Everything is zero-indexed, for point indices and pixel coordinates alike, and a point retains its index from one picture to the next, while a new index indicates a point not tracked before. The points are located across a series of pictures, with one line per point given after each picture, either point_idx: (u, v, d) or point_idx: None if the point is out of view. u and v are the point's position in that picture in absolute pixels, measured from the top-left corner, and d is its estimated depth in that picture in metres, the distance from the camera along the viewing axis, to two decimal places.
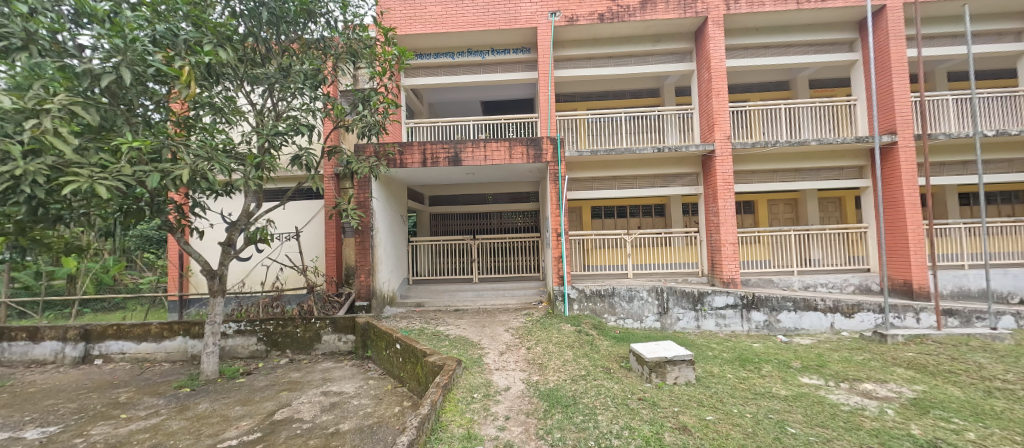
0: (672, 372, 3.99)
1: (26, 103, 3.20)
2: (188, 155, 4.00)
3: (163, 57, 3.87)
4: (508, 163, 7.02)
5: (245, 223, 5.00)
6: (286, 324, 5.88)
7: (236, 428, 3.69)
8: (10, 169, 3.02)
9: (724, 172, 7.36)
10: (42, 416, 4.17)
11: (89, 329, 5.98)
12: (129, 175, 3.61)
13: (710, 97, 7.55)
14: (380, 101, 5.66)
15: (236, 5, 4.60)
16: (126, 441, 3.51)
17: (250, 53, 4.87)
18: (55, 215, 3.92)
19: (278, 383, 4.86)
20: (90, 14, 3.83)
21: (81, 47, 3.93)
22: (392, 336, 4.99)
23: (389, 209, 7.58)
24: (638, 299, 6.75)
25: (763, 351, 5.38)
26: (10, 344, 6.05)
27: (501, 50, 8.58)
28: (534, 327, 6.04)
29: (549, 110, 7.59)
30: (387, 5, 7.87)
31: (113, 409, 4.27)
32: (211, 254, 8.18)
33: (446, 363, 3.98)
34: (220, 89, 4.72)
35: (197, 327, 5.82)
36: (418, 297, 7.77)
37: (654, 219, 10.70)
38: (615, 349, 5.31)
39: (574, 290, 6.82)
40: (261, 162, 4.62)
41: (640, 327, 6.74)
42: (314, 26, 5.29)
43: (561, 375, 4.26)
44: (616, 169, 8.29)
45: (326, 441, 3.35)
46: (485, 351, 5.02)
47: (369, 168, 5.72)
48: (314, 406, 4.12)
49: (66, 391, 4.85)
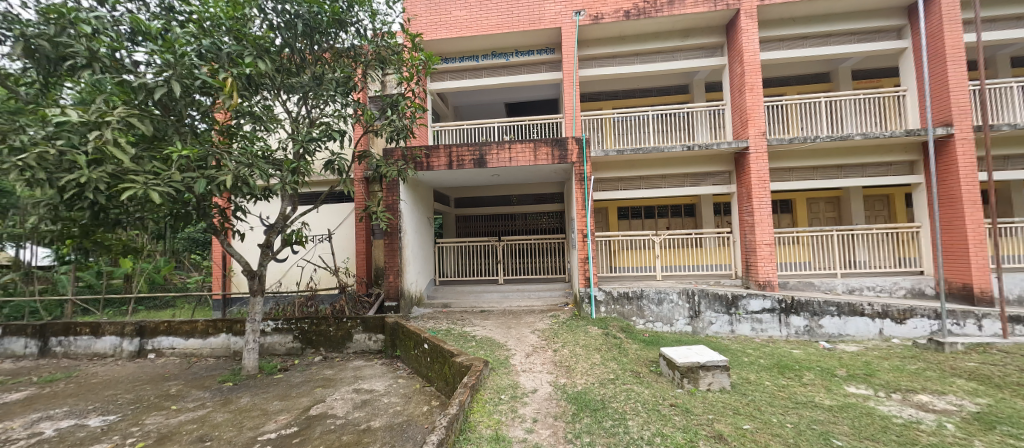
0: (706, 378, 3.84)
1: (91, 116, 3.51)
2: (231, 161, 4.22)
3: (209, 70, 4.12)
4: (533, 164, 7.00)
5: (282, 226, 5.21)
6: (320, 322, 6.10)
7: (275, 422, 3.85)
8: (77, 178, 3.30)
9: (759, 170, 7.05)
10: (104, 405, 4.51)
11: (143, 325, 6.41)
12: (179, 182, 3.86)
13: (743, 92, 7.26)
14: (408, 106, 5.80)
15: (273, 18, 4.82)
16: (175, 431, 3.74)
17: (287, 63, 5.08)
18: (114, 219, 4.22)
19: (313, 379, 5.04)
20: (144, 32, 4.14)
21: (137, 63, 4.20)
22: (420, 336, 5.08)
23: (416, 211, 7.73)
24: (668, 302, 6.57)
25: (804, 358, 5.10)
26: (76, 337, 6.58)
27: (526, 51, 8.58)
28: (560, 329, 5.99)
29: (574, 110, 7.52)
30: (414, 12, 8.07)
31: (165, 401, 4.56)
32: (251, 256, 8.60)
33: (473, 364, 4.00)
34: (259, 98, 4.97)
35: (239, 324, 6.13)
36: (445, 298, 7.88)
37: (684, 220, 10.40)
38: (644, 353, 5.17)
39: (601, 292, 6.72)
40: (297, 167, 4.82)
41: (670, 331, 6.56)
42: (345, 35, 5.45)
43: (590, 378, 4.20)
44: (643, 168, 8.09)
45: (359, 437, 3.44)
46: (512, 352, 5.02)
47: (398, 171, 5.86)
48: (347, 402, 4.25)
49: (124, 383, 5.22)
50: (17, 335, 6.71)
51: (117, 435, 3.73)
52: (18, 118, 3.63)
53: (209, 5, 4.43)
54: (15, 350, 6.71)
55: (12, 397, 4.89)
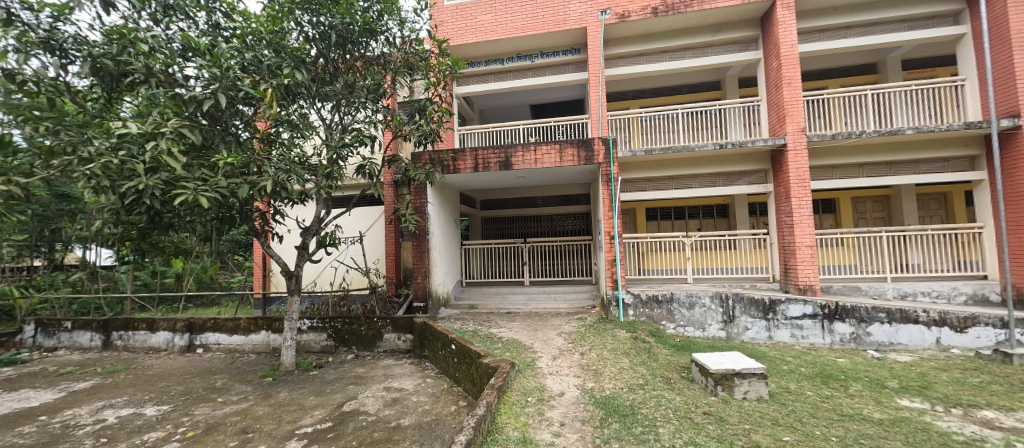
0: (742, 386, 3.68)
1: (148, 128, 3.81)
2: (271, 168, 4.44)
3: (251, 82, 4.37)
4: (559, 166, 6.96)
5: (317, 228, 5.43)
6: (352, 321, 6.31)
7: (311, 417, 4.01)
8: (136, 185, 3.59)
9: (799, 167, 6.69)
10: (158, 396, 4.85)
11: (192, 322, 6.85)
12: (225, 187, 4.11)
13: (779, 87, 6.93)
14: (435, 110, 5.92)
15: (308, 30, 5.04)
16: (221, 423, 3.96)
17: (322, 72, 5.29)
18: (167, 223, 4.54)
19: (345, 377, 5.22)
20: (194, 48, 4.45)
21: (188, 77, 4.50)
22: (448, 336, 5.15)
23: (443, 214, 7.86)
24: (700, 307, 6.34)
25: (850, 368, 4.79)
26: (134, 332, 7.11)
27: (551, 53, 8.56)
28: (587, 331, 5.91)
29: (600, 110, 7.41)
30: (441, 19, 8.24)
31: (211, 393, 4.84)
32: (289, 257, 9.02)
33: (500, 366, 4.02)
34: (296, 107, 5.19)
35: (277, 322, 6.43)
36: (471, 300, 7.95)
37: (716, 220, 10.03)
38: (675, 358, 5.02)
39: (629, 296, 6.58)
40: (331, 172, 5.01)
41: (703, 336, 6.33)
42: (375, 44, 5.61)
43: (618, 383, 4.12)
44: (673, 168, 7.86)
45: (389, 435, 3.53)
46: (539, 354, 5.01)
47: (426, 175, 5.99)
48: (377, 400, 4.37)
49: (175, 376, 5.59)
50: (84, 329, 7.33)
51: (170, 424, 4.00)
52: (86, 130, 4.00)
53: (251, 20, 4.69)
54: (83, 342, 7.34)
55: (80, 386, 5.35)
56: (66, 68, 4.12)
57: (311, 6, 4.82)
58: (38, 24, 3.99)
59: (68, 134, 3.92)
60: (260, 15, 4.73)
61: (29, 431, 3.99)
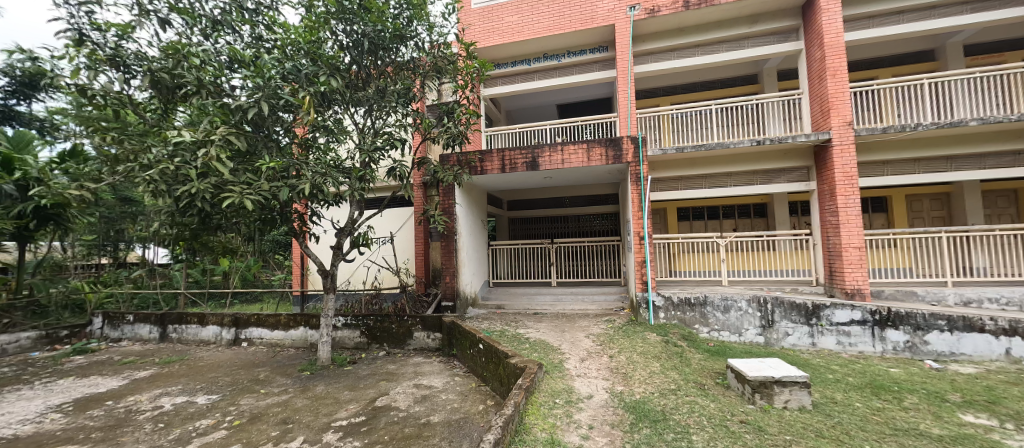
0: (782, 395, 3.49)
1: (200, 136, 4.09)
2: (308, 171, 4.65)
3: (291, 90, 4.60)
4: (586, 165, 6.87)
5: (351, 229, 5.63)
6: (383, 319, 6.51)
7: (345, 410, 4.17)
8: (189, 189, 3.88)
9: (846, 163, 6.28)
10: (208, 385, 5.20)
11: (238, 317, 7.28)
12: (267, 190, 4.34)
13: (823, 78, 6.53)
14: (463, 113, 5.99)
15: (343, 38, 5.24)
16: (264, 413, 4.19)
17: (355, 79, 5.49)
18: (216, 224, 4.86)
19: (377, 373, 5.39)
20: (240, 60, 4.74)
21: (234, 87, 4.79)
22: (475, 336, 5.21)
23: (471, 214, 7.96)
24: (736, 310, 6.08)
25: (904, 379, 4.45)
26: (187, 326, 7.65)
27: (578, 51, 8.48)
28: (616, 334, 5.80)
29: (629, 108, 7.25)
30: (468, 22, 8.35)
31: (255, 385, 5.13)
32: (325, 256, 9.42)
33: (528, 366, 4.02)
34: (332, 113, 5.40)
35: (314, 319, 6.73)
36: (498, 300, 7.99)
37: (753, 220, 9.60)
38: (709, 363, 4.84)
39: (660, 298, 6.41)
40: (364, 174, 5.19)
41: (739, 341, 6.07)
42: (405, 49, 5.74)
43: (648, 387, 4.02)
44: (706, 167, 7.59)
45: (419, 431, 3.61)
46: (567, 356, 4.96)
47: (454, 176, 6.08)
48: (408, 396, 4.48)
49: (224, 367, 5.97)
50: (144, 322, 7.96)
51: (219, 413, 4.27)
52: (146, 139, 4.35)
53: (291, 32, 4.94)
54: (143, 334, 7.98)
55: (141, 374, 5.81)
56: (129, 82, 4.49)
57: (345, 16, 5.02)
58: (106, 43, 4.39)
59: (132, 143, 4.28)
60: (298, 26, 4.97)
61: (98, 414, 4.38)
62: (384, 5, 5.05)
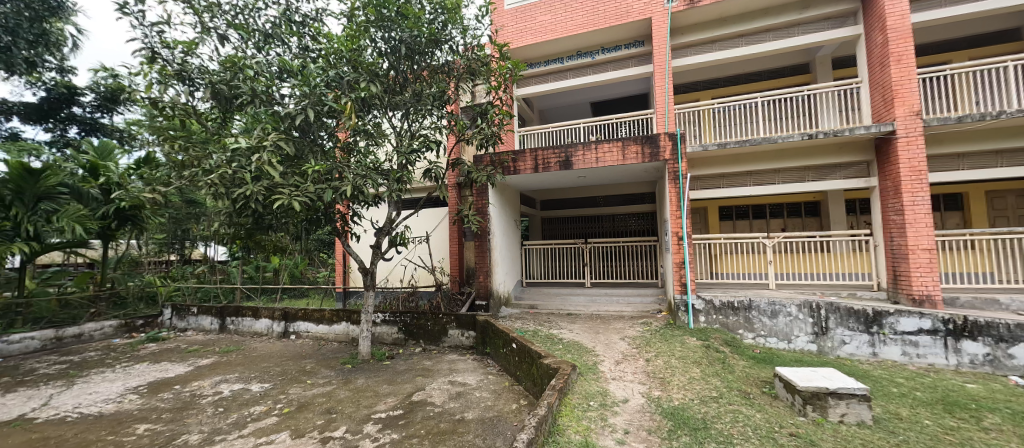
0: (838, 408, 3.23)
1: (254, 142, 4.40)
2: (350, 173, 4.86)
3: (334, 97, 4.85)
4: (621, 164, 6.72)
5: (389, 229, 5.81)
6: (420, 316, 6.70)
7: (384, 403, 4.33)
8: (244, 191, 4.19)
9: (914, 156, 5.72)
10: (261, 374, 5.58)
11: (287, 312, 7.76)
12: (312, 192, 4.59)
13: (886, 64, 5.98)
14: (496, 113, 6.04)
15: (381, 45, 5.44)
16: (309, 402, 4.44)
17: (393, 84, 5.67)
18: (268, 224, 5.21)
19: (414, 368, 5.55)
20: (289, 70, 5.05)
21: (283, 96, 5.09)
22: (509, 335, 5.24)
23: (504, 214, 8.01)
24: (784, 315, 5.70)
25: (984, 396, 3.98)
26: (242, 318, 8.24)
27: (613, 47, 8.30)
28: (653, 337, 5.63)
29: (667, 103, 6.99)
30: (501, 23, 8.40)
31: (302, 376, 5.44)
32: (365, 255, 9.84)
33: (562, 367, 3.99)
34: (371, 118, 5.61)
35: (356, 314, 7.04)
36: (531, 300, 7.99)
37: (804, 220, 9.00)
38: (755, 371, 4.58)
39: (700, 301, 6.15)
40: (401, 176, 5.34)
41: (789, 349, 5.69)
42: (440, 53, 5.87)
43: (688, 393, 3.86)
44: (750, 163, 7.20)
45: (454, 427, 3.68)
46: (601, 358, 4.88)
47: (487, 177, 6.14)
48: (443, 392, 4.58)
49: (274, 358, 6.39)
50: (206, 314, 8.68)
51: (271, 400, 4.57)
52: (208, 146, 4.73)
53: (335, 42, 5.19)
54: (204, 325, 8.69)
55: (204, 362, 6.35)
56: (193, 94, 4.92)
57: (384, 23, 5.21)
58: (173, 59, 4.83)
59: (196, 151, 4.68)
60: (341, 36, 5.21)
61: (167, 397, 4.83)
62: (420, 11, 5.18)
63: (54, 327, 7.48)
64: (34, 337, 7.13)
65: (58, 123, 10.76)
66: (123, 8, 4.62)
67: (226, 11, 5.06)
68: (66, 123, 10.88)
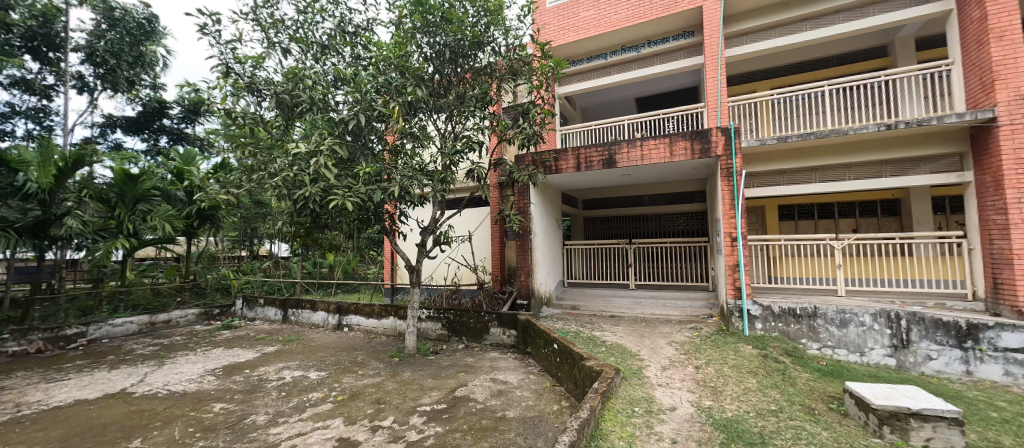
0: (922, 431, 2.87)
1: (312, 147, 4.75)
2: (397, 174, 5.07)
3: (383, 102, 5.09)
4: (668, 161, 6.45)
5: (433, 228, 6.00)
6: (462, 314, 6.86)
7: (429, 397, 4.48)
8: (304, 193, 4.53)
9: (1021, 146, 4.93)
10: (318, 363, 6.00)
11: (341, 305, 8.26)
12: (363, 192, 4.84)
13: (984, 42, 5.21)
14: (538, 112, 6.02)
15: (426, 50, 5.60)
16: (361, 392, 4.70)
17: (437, 87, 5.81)
18: (324, 223, 5.59)
19: (457, 364, 5.70)
20: (343, 78, 5.38)
21: (337, 103, 5.43)
22: (550, 336, 5.21)
23: (545, 214, 7.98)
24: (856, 325, 5.16)
25: None
26: (302, 310, 8.90)
27: (659, 40, 7.98)
28: (703, 343, 5.34)
29: (719, 96, 6.58)
30: (543, 22, 8.37)
31: (354, 366, 5.77)
32: (411, 253, 10.24)
33: (604, 370, 3.90)
34: (417, 121, 5.82)
35: (402, 310, 7.36)
36: (573, 301, 7.88)
37: (880, 220, 8.10)
38: (820, 384, 4.20)
39: (756, 307, 5.73)
40: (445, 177, 5.50)
41: (861, 363, 5.15)
42: (483, 55, 5.94)
43: (742, 405, 3.62)
44: (815, 159, 6.61)
45: (496, 424, 3.73)
46: (647, 363, 4.70)
47: (529, 176, 6.13)
48: (485, 389, 4.66)
49: (330, 348, 6.83)
50: (271, 305, 9.47)
51: (326, 388, 4.90)
52: (273, 151, 5.18)
53: (385, 49, 5.45)
54: (269, 316, 9.49)
55: (269, 349, 6.93)
56: (260, 104, 5.41)
57: (429, 29, 5.35)
58: (244, 72, 5.33)
59: (262, 155, 5.13)
60: (389, 43, 5.44)
61: (239, 379, 5.34)
62: (463, 14, 5.29)
63: (148, 314, 8.52)
64: (133, 321, 8.18)
65: (152, 133, 12.32)
66: (203, 29, 5.16)
67: (289, 26, 5.48)
68: (158, 133, 12.44)
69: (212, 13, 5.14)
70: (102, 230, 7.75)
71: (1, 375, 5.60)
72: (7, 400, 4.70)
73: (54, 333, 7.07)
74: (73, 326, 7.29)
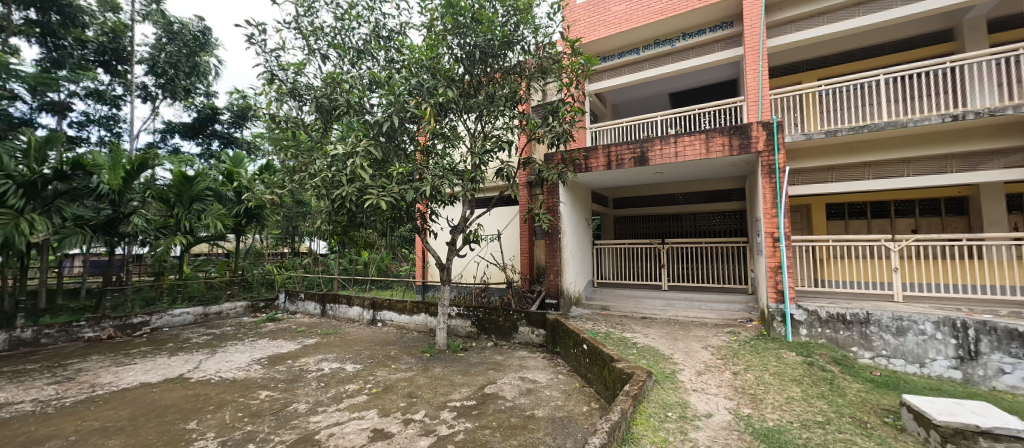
0: None
1: (349, 148, 4.93)
2: (429, 174, 5.17)
3: (415, 103, 5.22)
4: (704, 158, 6.22)
5: (463, 227, 6.07)
6: (491, 312, 6.93)
7: (459, 393, 4.56)
8: (342, 193, 4.73)
9: None
10: (354, 356, 6.26)
11: (375, 301, 8.56)
12: (395, 192, 4.97)
13: None
14: (568, 110, 5.97)
15: (457, 52, 5.67)
16: (394, 385, 4.85)
17: (468, 88, 5.87)
18: (360, 221, 5.81)
19: (486, 362, 5.76)
20: (378, 82, 5.55)
21: (372, 106, 5.61)
22: (580, 336, 5.17)
23: (575, 213, 7.91)
24: (915, 334, 4.76)
25: None
26: (338, 305, 9.31)
27: (695, 33, 7.69)
28: (742, 348, 5.10)
29: (760, 90, 6.26)
30: (573, 18, 8.29)
31: (387, 360, 5.96)
32: (442, 251, 10.44)
33: (636, 373, 3.81)
34: (448, 121, 5.92)
35: (433, 307, 7.52)
36: (603, 301, 7.75)
37: (944, 220, 7.40)
38: (872, 396, 3.91)
39: (800, 311, 5.42)
40: (475, 176, 5.56)
41: (921, 374, 4.73)
42: (512, 55, 5.94)
43: (785, 415, 3.42)
44: (867, 154, 6.17)
45: (525, 422, 3.74)
46: (680, 367, 4.56)
47: (558, 175, 6.08)
48: (514, 388, 4.68)
49: (364, 342, 7.11)
50: (310, 300, 9.96)
51: (361, 380, 5.09)
52: (312, 154, 5.46)
53: (417, 52, 5.57)
54: (309, 309, 9.99)
55: (309, 341, 7.30)
56: (301, 108, 5.69)
57: (459, 30, 5.41)
58: (287, 78, 5.62)
59: (303, 158, 5.44)
60: (421, 46, 5.56)
61: (282, 369, 5.66)
62: (493, 14, 5.31)
63: (202, 305, 9.21)
64: (189, 312, 8.86)
65: (205, 138, 13.24)
66: (251, 39, 5.49)
67: (327, 33, 5.72)
68: (211, 138, 13.35)
69: (259, 23, 5.45)
70: (162, 228, 8.41)
71: (79, 358, 6.24)
72: (85, 380, 5.23)
73: (123, 321, 7.80)
74: (138, 315, 8.00)
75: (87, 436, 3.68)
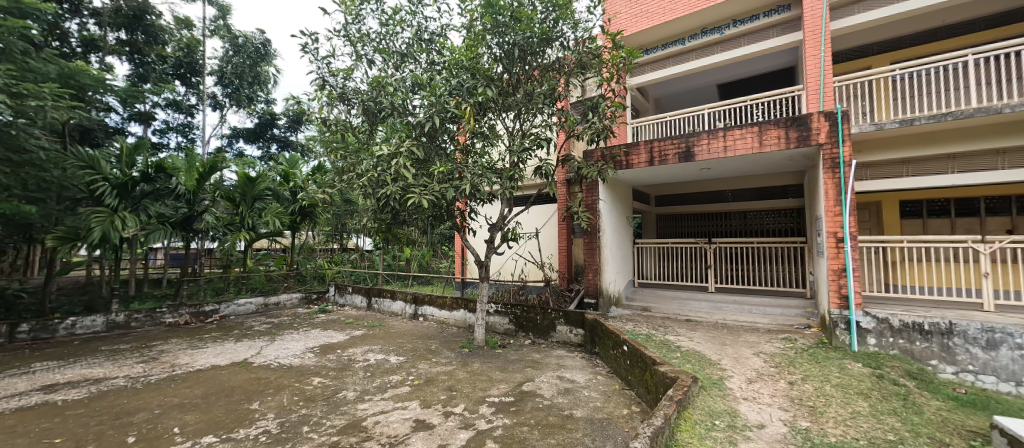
0: None
1: (394, 148, 5.12)
2: (468, 172, 5.25)
3: (454, 103, 5.34)
4: (757, 152, 5.84)
5: (501, 225, 6.10)
6: (529, 310, 6.94)
7: (497, 389, 4.62)
8: (387, 191, 4.93)
9: None
10: (397, 348, 6.53)
11: (417, 296, 8.87)
12: (435, 190, 5.09)
13: None
14: (608, 106, 5.82)
15: (496, 51, 5.70)
16: (434, 378, 5.01)
17: (506, 86, 5.89)
18: (402, 219, 6.02)
19: (524, 359, 5.79)
20: (420, 84, 5.70)
21: (414, 107, 5.78)
22: (619, 337, 5.05)
23: (615, 211, 7.72)
24: (1010, 348, 4.20)
25: None
26: (383, 299, 9.73)
27: (747, 19, 7.23)
28: (798, 357, 4.74)
29: (822, 77, 5.76)
30: (614, 11, 8.09)
31: (428, 354, 6.16)
32: (480, 249, 10.61)
33: (680, 377, 3.67)
34: (487, 120, 5.95)
35: (472, 303, 7.68)
36: (644, 302, 7.52)
37: None
38: (956, 416, 3.49)
39: (868, 319, 4.95)
40: (513, 174, 5.58)
41: (1017, 395, 4.16)
42: (551, 51, 5.90)
43: (849, 431, 3.14)
44: (949, 145, 5.52)
45: (563, 421, 3.72)
46: (729, 373, 4.32)
47: (598, 172, 5.95)
48: (552, 386, 4.66)
49: (407, 335, 7.38)
50: (357, 293, 10.49)
51: (404, 372, 5.30)
52: (360, 155, 5.75)
53: (458, 53, 5.67)
54: (356, 302, 10.53)
55: (356, 333, 7.70)
56: (350, 112, 6.00)
57: (498, 29, 5.44)
58: (337, 84, 5.95)
59: (351, 159, 5.74)
60: (461, 47, 5.66)
61: (333, 358, 6.03)
62: (532, 12, 5.28)
63: (262, 296, 9.99)
64: (251, 302, 9.60)
65: (265, 141, 14.34)
66: (305, 48, 5.87)
67: (373, 39, 5.98)
68: (270, 141, 14.45)
69: (313, 33, 5.82)
70: (229, 224, 9.12)
71: (161, 340, 7.01)
72: (166, 361, 5.88)
73: (197, 308, 8.58)
74: (209, 304, 8.77)
75: (168, 410, 4.13)
